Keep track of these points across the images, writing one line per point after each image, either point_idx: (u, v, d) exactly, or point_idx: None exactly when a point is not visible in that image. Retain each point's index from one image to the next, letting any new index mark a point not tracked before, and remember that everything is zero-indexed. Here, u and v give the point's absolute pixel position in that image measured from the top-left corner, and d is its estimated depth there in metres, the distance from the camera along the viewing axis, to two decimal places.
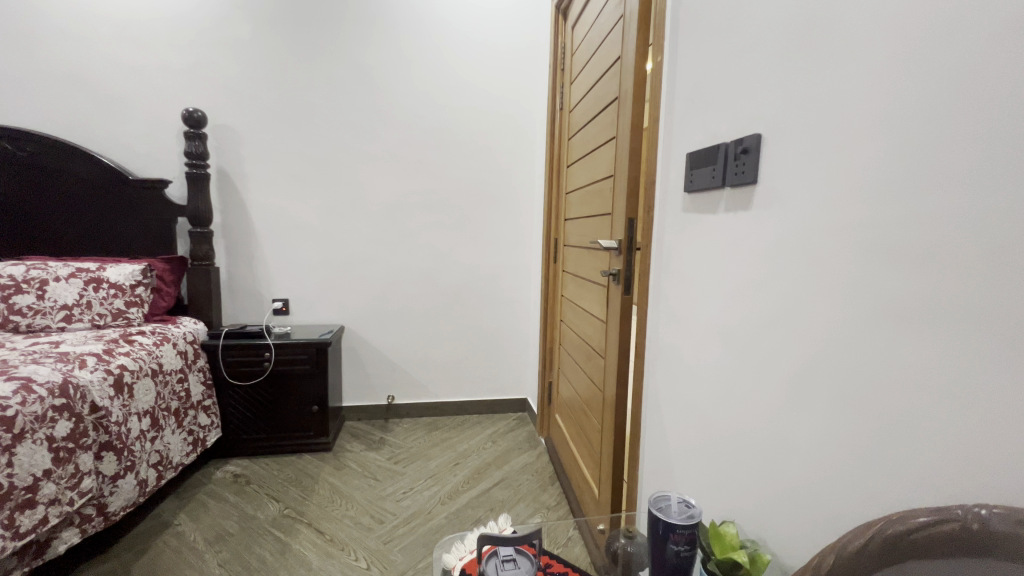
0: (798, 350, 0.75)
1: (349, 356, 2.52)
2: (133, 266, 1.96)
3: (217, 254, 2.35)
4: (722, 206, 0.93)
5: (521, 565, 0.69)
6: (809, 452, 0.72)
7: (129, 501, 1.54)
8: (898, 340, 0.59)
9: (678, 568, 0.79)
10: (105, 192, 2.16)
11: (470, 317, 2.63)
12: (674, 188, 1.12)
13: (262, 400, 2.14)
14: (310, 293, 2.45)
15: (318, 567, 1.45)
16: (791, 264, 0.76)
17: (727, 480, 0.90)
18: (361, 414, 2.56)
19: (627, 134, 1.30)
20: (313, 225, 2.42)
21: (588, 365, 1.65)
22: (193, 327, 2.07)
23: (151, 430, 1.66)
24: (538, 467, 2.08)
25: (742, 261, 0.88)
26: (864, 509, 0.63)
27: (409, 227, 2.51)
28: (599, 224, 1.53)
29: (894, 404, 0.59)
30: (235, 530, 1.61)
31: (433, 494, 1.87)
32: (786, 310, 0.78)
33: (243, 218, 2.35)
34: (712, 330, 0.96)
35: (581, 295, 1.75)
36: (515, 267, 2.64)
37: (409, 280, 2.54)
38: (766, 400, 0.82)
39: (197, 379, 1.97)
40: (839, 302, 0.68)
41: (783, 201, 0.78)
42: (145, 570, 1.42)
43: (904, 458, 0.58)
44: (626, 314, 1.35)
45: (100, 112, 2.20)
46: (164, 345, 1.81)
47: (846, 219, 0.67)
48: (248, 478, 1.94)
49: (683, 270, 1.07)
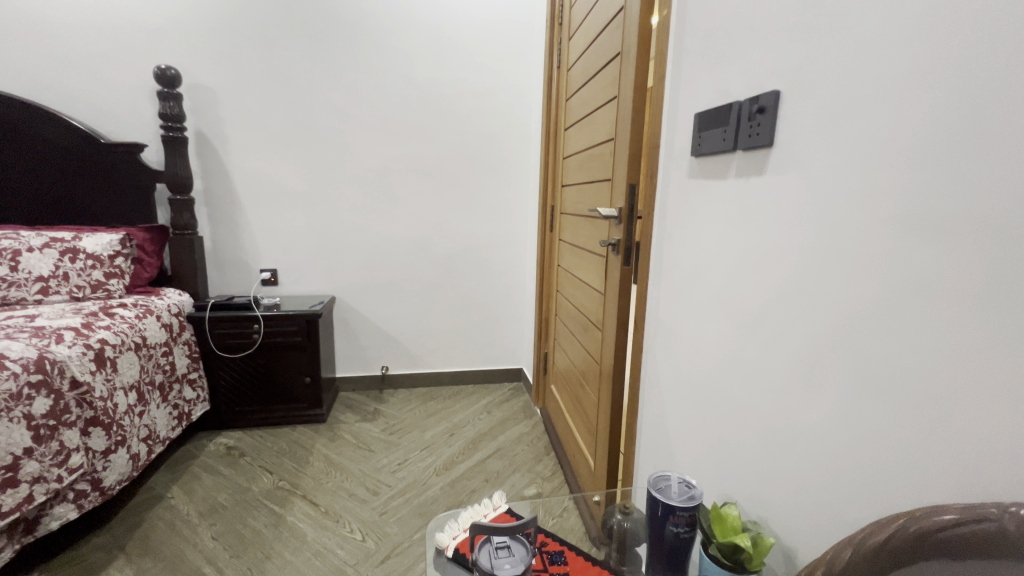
0: (809, 329, 0.70)
1: (342, 326, 2.48)
2: (110, 235, 1.89)
3: (200, 223, 2.26)
4: (732, 171, 0.86)
5: (516, 552, 0.66)
6: (816, 435, 0.68)
7: (123, 475, 1.53)
8: (921, 320, 0.54)
9: (676, 549, 0.77)
10: (78, 157, 2.05)
11: (465, 287, 2.57)
12: (679, 152, 1.04)
13: (253, 372, 2.10)
14: (299, 263, 2.38)
15: (313, 538, 1.45)
16: (804, 236, 0.71)
17: (727, 459, 0.87)
18: (355, 385, 2.54)
19: (630, 93, 1.21)
20: (300, 192, 2.32)
21: (586, 337, 1.60)
22: (177, 299, 2.01)
23: (138, 405, 1.63)
24: (533, 437, 2.08)
25: (751, 231, 0.82)
26: (874, 497, 0.60)
27: (400, 194, 2.41)
28: (599, 190, 1.45)
29: (914, 389, 0.55)
30: (229, 503, 1.60)
31: (429, 464, 1.86)
32: (798, 285, 0.72)
33: (226, 185, 2.25)
34: (716, 305, 0.91)
35: (578, 265, 1.69)
36: (510, 236, 2.56)
37: (401, 250, 2.47)
38: (772, 379, 0.77)
39: (182, 352, 1.92)
40: (857, 278, 0.62)
41: (799, 168, 0.71)
42: (139, 544, 1.41)
43: (922, 448, 0.54)
44: (626, 287, 1.29)
45: (67, 69, 2.05)
46: (147, 318, 1.75)
47: (869, 186, 0.60)
48: (242, 451, 1.93)
49: (687, 240, 1.01)
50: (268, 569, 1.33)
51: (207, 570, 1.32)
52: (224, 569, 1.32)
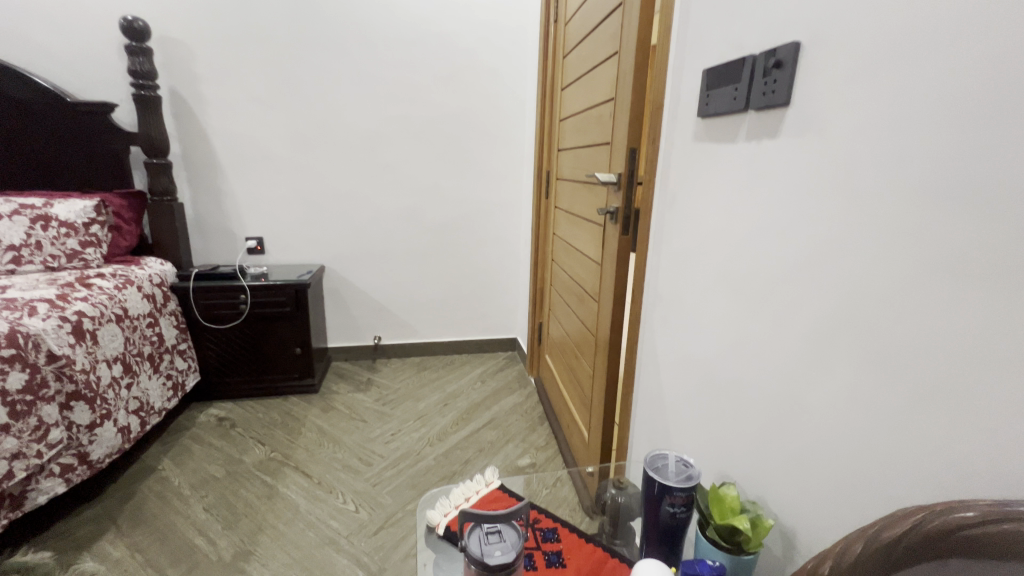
0: (818, 305, 0.66)
1: (332, 296, 2.42)
2: (83, 202, 1.81)
3: (180, 188, 2.16)
4: (742, 133, 0.79)
5: (507, 538, 0.63)
6: (822, 416, 0.65)
7: (112, 448, 1.50)
8: (946, 299, 0.50)
9: (671, 528, 0.76)
10: (44, 117, 1.93)
11: (459, 255, 2.51)
12: (684, 113, 0.97)
13: (242, 343, 2.06)
14: (286, 231, 2.30)
15: (306, 509, 1.44)
16: (818, 206, 0.65)
17: (726, 437, 0.85)
18: (348, 354, 2.52)
19: (632, 47, 1.11)
20: (284, 156, 2.22)
21: (581, 309, 1.56)
22: (159, 268, 1.94)
23: (125, 377, 1.59)
24: (527, 407, 2.07)
25: (760, 199, 0.76)
26: (879, 482, 0.57)
27: (390, 159, 2.31)
28: (598, 155, 1.37)
29: (933, 371, 0.51)
30: (221, 474, 1.59)
31: (422, 435, 1.85)
32: (809, 258, 0.67)
33: (205, 148, 2.14)
34: (719, 279, 0.87)
35: (574, 234, 1.63)
36: (505, 203, 2.48)
37: (392, 217, 2.39)
38: (777, 357, 0.73)
39: (168, 323, 1.88)
40: (875, 252, 0.57)
41: (817, 130, 0.65)
42: (131, 516, 1.40)
43: (936, 436, 0.51)
44: (625, 257, 1.24)
45: (25, 20, 1.90)
46: (128, 288, 1.68)
47: (896, 150, 0.54)
48: (233, 422, 1.91)
49: (691, 209, 0.95)
50: (261, 541, 1.32)
51: (199, 542, 1.31)
52: (217, 541, 1.32)
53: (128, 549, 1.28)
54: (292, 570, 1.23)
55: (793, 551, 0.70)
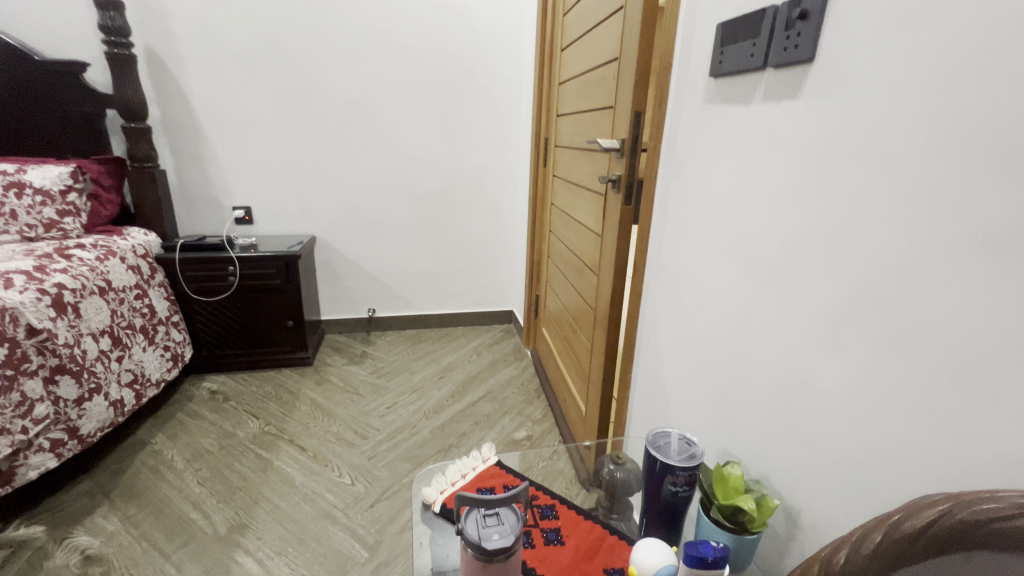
0: (835, 280, 0.62)
1: (324, 268, 2.37)
2: (58, 168, 1.72)
3: (161, 154, 2.07)
4: (760, 93, 0.73)
5: (505, 520, 0.62)
6: (834, 395, 0.62)
7: (104, 422, 1.48)
8: (982, 274, 0.45)
9: (672, 507, 0.75)
10: (11, 76, 1.82)
11: (453, 226, 2.45)
12: (695, 73, 0.90)
13: (232, 316, 2.01)
14: (274, 200, 2.22)
15: (301, 483, 1.43)
16: (838, 175, 0.60)
17: (731, 414, 0.82)
18: (342, 327, 2.48)
19: (640, 0, 1.03)
20: (270, 121, 2.12)
21: (580, 281, 1.52)
22: (143, 238, 1.87)
23: (115, 350, 1.55)
24: (523, 379, 2.06)
25: (775, 166, 0.71)
26: (889, 465, 0.55)
27: (381, 125, 2.22)
28: (600, 120, 1.30)
29: (958, 352, 0.47)
30: (214, 448, 1.58)
31: (418, 408, 1.84)
32: (827, 229, 0.62)
33: (186, 112, 2.04)
34: (729, 251, 0.82)
35: (574, 204, 1.57)
36: (501, 172, 2.40)
37: (385, 187, 2.31)
38: (788, 334, 0.70)
39: (158, 295, 1.83)
40: (900, 222, 0.53)
41: (843, 89, 0.59)
42: (124, 490, 1.39)
43: (958, 419, 0.48)
44: (626, 228, 1.19)
45: None
46: (110, 259, 1.62)
47: (936, 108, 0.49)
48: (226, 395, 1.89)
49: (700, 177, 0.90)
50: (256, 514, 1.31)
51: (193, 516, 1.30)
52: (212, 515, 1.31)
53: (122, 523, 1.27)
54: (287, 543, 1.23)
55: (795, 530, 0.69)
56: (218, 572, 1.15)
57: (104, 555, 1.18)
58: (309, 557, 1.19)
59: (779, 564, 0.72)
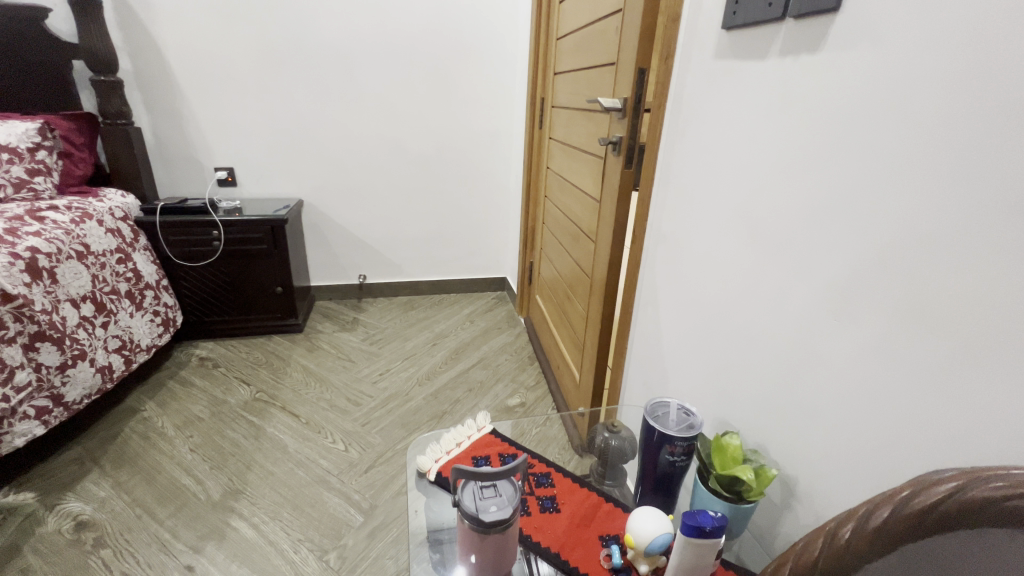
0: (848, 248, 0.58)
1: (313, 233, 2.31)
2: (25, 124, 1.62)
3: (135, 110, 1.96)
4: (776, 48, 0.68)
5: (502, 492, 0.62)
6: (840, 367, 0.61)
7: (91, 389, 1.45)
8: (1013, 244, 0.42)
9: (668, 475, 0.75)
10: None
11: (446, 190, 2.38)
12: (706, 25, 0.84)
13: (219, 281, 1.96)
14: (258, 162, 2.13)
15: (295, 449, 1.43)
16: (857, 138, 0.57)
17: (731, 385, 0.81)
18: (332, 293, 2.44)
19: None
20: (250, 76, 2.00)
21: (576, 249, 1.49)
22: (121, 201, 1.79)
23: (99, 316, 1.51)
24: (516, 346, 2.06)
25: (788, 127, 0.67)
26: (892, 440, 0.54)
27: (369, 82, 2.11)
28: (601, 78, 1.23)
29: (973, 327, 0.45)
30: (205, 415, 1.56)
31: (411, 374, 1.84)
32: (842, 195, 0.59)
33: (160, 65, 1.92)
34: (735, 217, 0.79)
35: (571, 168, 1.51)
36: (495, 134, 2.32)
37: (374, 148, 2.23)
38: (794, 305, 0.68)
39: (144, 259, 1.77)
40: (921, 187, 0.50)
41: (866, 44, 0.55)
42: (113, 457, 1.38)
43: (974, 395, 0.45)
44: (626, 194, 1.14)
45: None
46: (87, 222, 1.55)
47: (977, 59, 0.44)
48: (216, 361, 1.86)
49: (707, 139, 0.85)
50: (250, 480, 1.31)
51: (186, 482, 1.30)
52: (204, 481, 1.30)
53: (114, 489, 1.27)
54: (282, 508, 1.23)
55: (792, 499, 0.69)
56: (214, 536, 1.15)
57: (97, 521, 1.17)
58: (305, 521, 1.20)
59: (776, 531, 0.72)
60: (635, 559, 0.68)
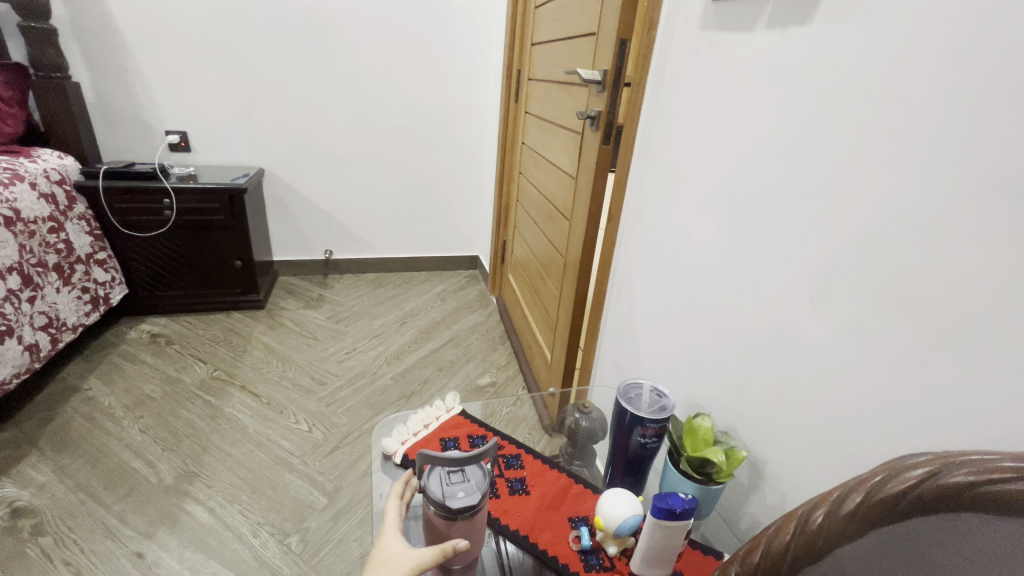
0: (829, 231, 0.57)
1: (276, 205, 2.19)
2: None
3: (72, 62, 1.78)
4: (762, 21, 0.66)
5: (471, 477, 0.59)
6: (815, 351, 0.60)
7: (20, 368, 1.35)
8: (997, 227, 0.41)
9: (640, 457, 0.74)
10: None
11: (417, 163, 2.29)
12: None
13: (171, 254, 1.84)
14: (215, 127, 2.00)
15: (254, 430, 1.37)
16: (843, 117, 0.55)
17: (705, 368, 0.81)
18: (297, 268, 2.35)
19: None
20: (204, 32, 1.85)
21: (550, 227, 1.46)
22: (58, 162, 1.65)
23: (26, 290, 1.40)
24: (488, 326, 2.03)
25: (774, 103, 0.64)
26: (864, 422, 0.54)
27: (335, 45, 1.99)
28: (580, 49, 1.18)
29: (954, 312, 0.45)
30: (158, 394, 1.48)
31: (379, 353, 1.79)
32: (826, 176, 0.57)
33: (99, 13, 1.74)
34: (714, 196, 0.77)
35: (547, 143, 1.47)
36: (469, 106, 2.23)
37: (340, 116, 2.11)
38: (771, 286, 0.67)
39: (79, 230, 1.63)
40: (906, 168, 0.48)
41: (858, 16, 0.52)
42: (54, 441, 1.28)
43: (950, 380, 0.45)
44: (603, 171, 1.11)
45: None
46: (17, 185, 1.41)
47: (970, 37, 0.43)
48: (169, 338, 1.76)
49: (690, 114, 0.82)
50: (206, 462, 1.26)
51: (136, 465, 1.23)
52: (157, 464, 1.24)
53: (55, 473, 1.19)
54: (241, 491, 1.18)
55: (762, 479, 0.70)
56: (166, 521, 1.10)
57: (36, 507, 1.10)
58: (265, 504, 1.16)
59: (742, 511, 0.74)
60: (604, 539, 0.68)
